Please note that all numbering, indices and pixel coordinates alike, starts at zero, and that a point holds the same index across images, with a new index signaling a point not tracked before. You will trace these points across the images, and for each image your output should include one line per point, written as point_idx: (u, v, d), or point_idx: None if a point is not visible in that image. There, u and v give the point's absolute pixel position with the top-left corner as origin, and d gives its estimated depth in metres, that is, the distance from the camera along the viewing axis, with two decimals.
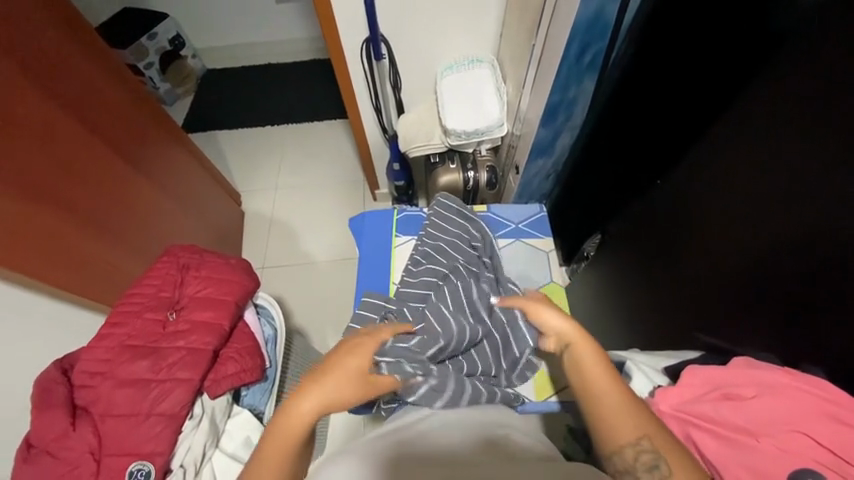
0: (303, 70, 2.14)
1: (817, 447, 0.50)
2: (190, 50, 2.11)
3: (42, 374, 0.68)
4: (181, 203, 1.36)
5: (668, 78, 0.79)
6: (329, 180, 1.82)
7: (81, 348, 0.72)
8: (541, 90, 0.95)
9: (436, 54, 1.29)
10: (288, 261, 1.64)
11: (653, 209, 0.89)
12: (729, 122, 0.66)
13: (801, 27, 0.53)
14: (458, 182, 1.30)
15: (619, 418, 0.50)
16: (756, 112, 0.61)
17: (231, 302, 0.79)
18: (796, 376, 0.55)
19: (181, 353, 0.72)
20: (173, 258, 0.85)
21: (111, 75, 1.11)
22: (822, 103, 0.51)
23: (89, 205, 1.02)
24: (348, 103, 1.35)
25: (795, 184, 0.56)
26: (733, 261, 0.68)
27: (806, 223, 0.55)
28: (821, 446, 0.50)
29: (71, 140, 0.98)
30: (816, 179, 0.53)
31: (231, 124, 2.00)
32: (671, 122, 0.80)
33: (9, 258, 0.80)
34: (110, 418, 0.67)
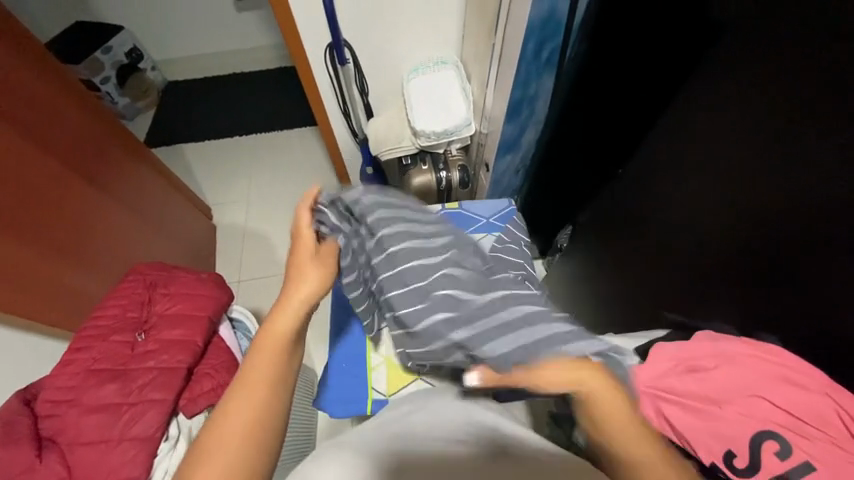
0: (269, 78, 2.11)
1: (776, 409, 0.53)
2: (149, 63, 2.04)
3: (1, 407, 0.64)
4: (147, 220, 1.31)
5: (617, 69, 0.81)
6: (302, 188, 1.79)
7: (44, 376, 0.69)
8: (504, 86, 0.97)
9: (402, 57, 1.30)
10: (265, 273, 1.60)
11: (618, 196, 0.92)
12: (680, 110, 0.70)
13: (735, 20, 0.57)
14: (431, 183, 1.31)
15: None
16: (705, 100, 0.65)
17: (203, 318, 0.77)
18: (756, 345, 0.58)
19: (152, 373, 0.70)
20: (140, 277, 0.82)
21: (65, 91, 1.07)
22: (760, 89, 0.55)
23: (46, 228, 0.97)
24: (315, 109, 1.34)
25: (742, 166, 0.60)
26: (693, 242, 0.72)
27: (757, 200, 0.58)
28: (779, 408, 0.53)
29: (25, 161, 0.93)
30: (762, 159, 0.57)
31: (196, 136, 1.95)
32: (628, 112, 0.83)
33: None
34: (79, 446, 0.64)
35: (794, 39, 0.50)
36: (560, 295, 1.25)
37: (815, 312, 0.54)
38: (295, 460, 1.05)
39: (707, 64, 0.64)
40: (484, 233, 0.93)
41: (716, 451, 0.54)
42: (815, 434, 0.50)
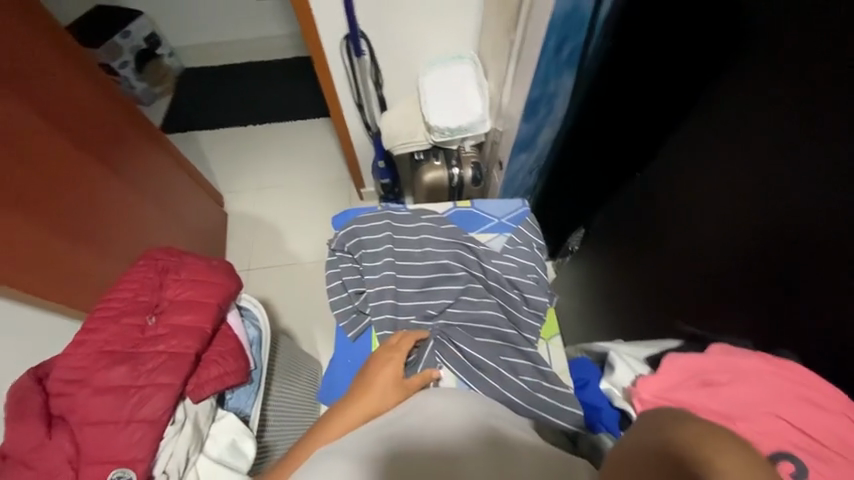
0: (284, 68, 2.11)
1: (792, 429, 0.51)
2: (167, 49, 2.05)
3: (15, 383, 0.65)
4: (160, 205, 1.33)
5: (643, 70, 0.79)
6: (314, 179, 1.80)
7: (57, 355, 0.70)
8: (523, 84, 0.96)
9: (418, 51, 1.29)
10: (274, 262, 1.62)
11: (633, 201, 0.90)
12: (705, 115, 0.68)
13: (766, 24, 0.55)
14: (443, 179, 1.30)
15: None
16: (729, 105, 0.63)
17: (213, 305, 0.78)
18: (772, 362, 0.57)
19: (161, 357, 0.71)
20: (152, 262, 0.83)
21: (83, 74, 1.07)
22: (789, 97, 0.53)
23: (62, 209, 0.99)
24: (330, 101, 1.34)
25: (766, 176, 0.58)
26: (710, 252, 0.70)
27: (780, 212, 0.56)
28: (795, 427, 0.51)
29: (40, 143, 0.94)
30: (787, 170, 0.54)
31: (211, 124, 1.96)
32: (650, 115, 0.81)
33: None
34: (88, 426, 0.65)
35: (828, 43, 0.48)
36: (568, 297, 1.24)
37: (836, 331, 0.52)
38: None
39: (735, 69, 0.61)
40: (494, 233, 0.92)
41: None
42: (832, 457, 0.48)
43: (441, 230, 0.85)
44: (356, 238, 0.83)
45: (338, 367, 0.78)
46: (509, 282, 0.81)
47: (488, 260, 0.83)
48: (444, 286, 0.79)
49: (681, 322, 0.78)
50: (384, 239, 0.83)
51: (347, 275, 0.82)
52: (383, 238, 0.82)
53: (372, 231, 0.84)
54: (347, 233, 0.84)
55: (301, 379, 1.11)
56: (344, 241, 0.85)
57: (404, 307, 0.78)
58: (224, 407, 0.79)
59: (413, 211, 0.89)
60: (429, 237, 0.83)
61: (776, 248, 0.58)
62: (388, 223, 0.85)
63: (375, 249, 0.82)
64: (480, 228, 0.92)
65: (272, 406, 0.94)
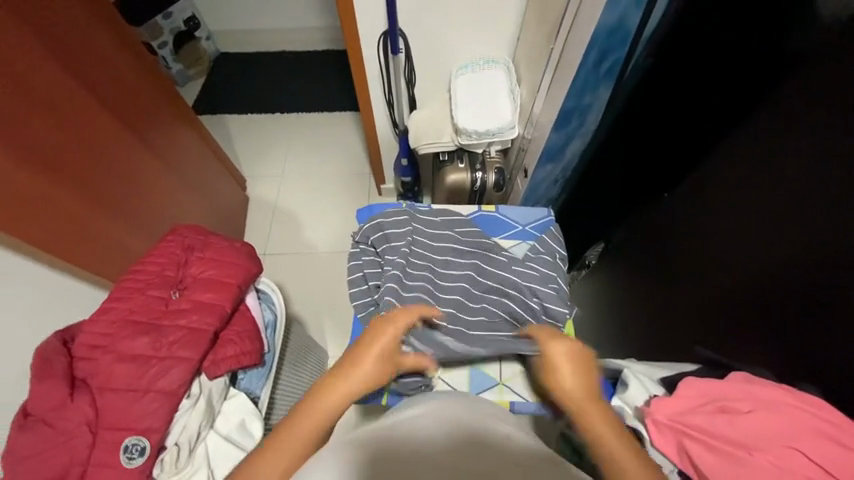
0: (316, 60, 2.14)
1: (811, 465, 0.51)
2: (204, 32, 2.09)
3: (43, 344, 0.68)
4: (188, 186, 1.36)
5: (682, 89, 0.78)
6: (335, 171, 1.82)
7: (84, 320, 0.73)
8: (556, 94, 0.95)
9: (451, 53, 1.30)
10: (290, 249, 1.64)
11: (658, 220, 0.89)
12: (741, 139, 0.67)
13: (814, 50, 0.54)
14: (466, 182, 1.30)
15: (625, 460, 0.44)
16: (767, 131, 0.62)
17: (233, 285, 0.80)
18: (796, 395, 0.56)
19: (182, 332, 0.73)
20: (179, 238, 0.85)
21: (123, 49, 1.10)
22: (835, 125, 0.52)
23: (98, 180, 1.02)
24: (361, 95, 1.35)
25: (802, 204, 0.56)
26: (735, 279, 0.69)
27: (813, 244, 0.55)
28: (814, 463, 0.51)
29: (82, 115, 0.97)
30: (826, 202, 0.53)
31: (240, 109, 2.00)
32: (685, 136, 0.79)
33: (15, 227, 0.81)
34: (108, 391, 0.67)
35: None
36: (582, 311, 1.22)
37: None
38: None
39: (776, 95, 0.60)
40: (515, 240, 0.92)
41: None
42: None
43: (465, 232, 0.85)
44: (380, 234, 0.84)
45: None
46: (528, 289, 0.81)
47: (508, 265, 0.83)
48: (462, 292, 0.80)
49: (700, 347, 0.76)
50: (407, 236, 0.83)
51: (369, 268, 0.83)
52: (407, 239, 0.83)
53: (396, 230, 0.84)
54: (373, 228, 0.85)
55: (308, 367, 1.12)
56: (368, 235, 0.85)
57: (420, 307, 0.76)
58: (236, 386, 0.81)
59: (438, 211, 0.90)
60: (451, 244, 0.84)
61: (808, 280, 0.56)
62: (411, 221, 0.86)
63: (398, 248, 0.82)
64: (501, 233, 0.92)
65: (280, 391, 0.95)
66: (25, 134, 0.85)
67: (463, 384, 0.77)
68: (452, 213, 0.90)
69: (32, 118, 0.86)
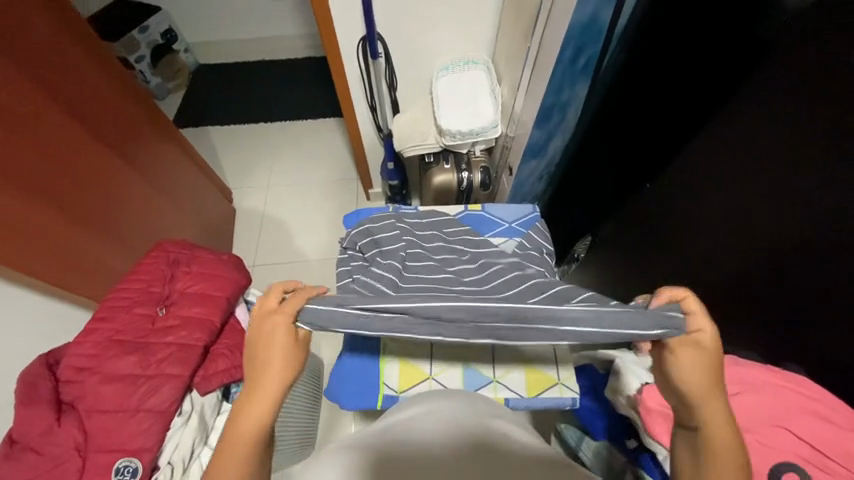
0: (297, 68, 2.13)
1: (801, 443, 0.53)
2: (183, 45, 2.07)
3: (26, 369, 0.66)
4: (173, 200, 1.34)
5: (656, 83, 0.80)
6: (322, 179, 1.81)
7: (69, 342, 0.71)
8: (536, 91, 0.97)
9: (432, 55, 1.30)
10: (280, 259, 1.63)
11: (642, 211, 0.90)
12: (715, 129, 0.69)
13: (780, 38, 0.56)
14: (452, 182, 1.30)
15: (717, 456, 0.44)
16: (740, 119, 0.63)
17: (221, 298, 0.79)
18: (784, 375, 0.57)
19: (171, 348, 0.72)
20: (164, 254, 0.84)
21: (101, 66, 1.09)
22: (806, 109, 0.53)
23: (78, 199, 1.00)
24: (343, 101, 1.35)
25: (779, 186, 0.58)
26: (719, 264, 0.70)
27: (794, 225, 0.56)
28: (804, 441, 0.53)
29: (62, 135, 0.96)
30: (800, 186, 0.55)
31: (223, 120, 1.98)
32: (662, 127, 0.81)
33: None
34: (96, 414, 0.65)
35: (843, 63, 0.48)
36: None
37: None
38: (296, 448, 1.08)
39: (745, 84, 0.62)
40: (504, 237, 0.92)
41: None
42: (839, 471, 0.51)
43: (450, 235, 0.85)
44: (370, 239, 0.84)
45: (346, 366, 0.78)
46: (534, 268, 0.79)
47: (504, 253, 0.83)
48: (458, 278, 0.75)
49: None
50: (400, 239, 0.82)
51: (357, 274, 0.82)
52: (396, 241, 0.82)
53: (384, 233, 0.84)
54: (361, 232, 0.86)
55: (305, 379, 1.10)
56: (357, 241, 0.85)
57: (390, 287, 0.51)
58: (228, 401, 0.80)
59: (424, 215, 0.91)
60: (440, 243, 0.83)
61: (790, 262, 0.58)
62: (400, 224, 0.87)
63: (387, 249, 0.81)
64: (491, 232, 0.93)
65: None
66: (6, 156, 0.83)
67: (457, 383, 0.76)
68: (438, 216, 0.90)
69: (13, 139, 0.85)
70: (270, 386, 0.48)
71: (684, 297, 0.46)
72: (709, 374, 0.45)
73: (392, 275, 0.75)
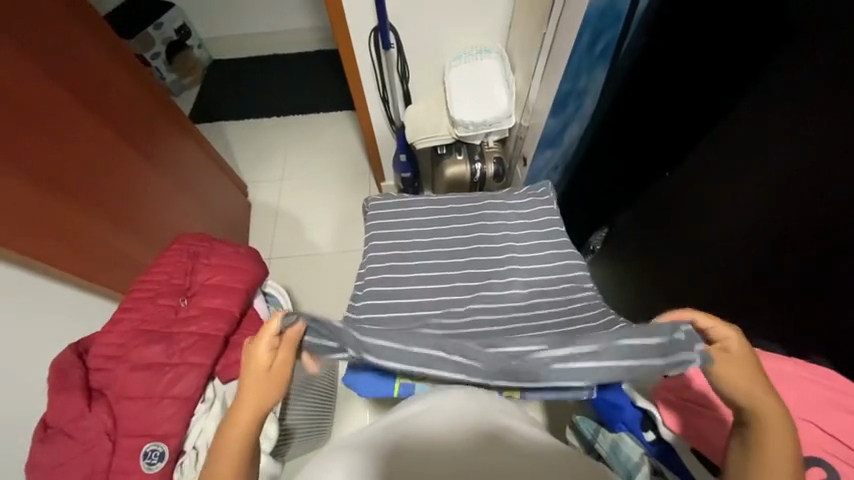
0: (308, 61, 2.13)
1: (836, 442, 0.53)
2: (196, 41, 2.09)
3: (58, 358, 0.69)
4: (190, 194, 1.37)
5: (684, 69, 0.75)
6: (334, 172, 1.82)
7: (96, 332, 0.74)
8: (553, 78, 0.95)
9: (444, 45, 1.29)
10: (294, 252, 1.65)
11: (661, 201, 0.89)
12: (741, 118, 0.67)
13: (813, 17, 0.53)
14: (465, 174, 1.29)
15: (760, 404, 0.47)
16: (782, 111, 0.60)
17: (241, 290, 0.81)
18: (806, 367, 0.57)
19: (193, 338, 0.74)
20: (184, 246, 0.86)
21: (115, 57, 1.10)
22: (839, 90, 0.51)
23: (99, 194, 1.02)
24: (356, 94, 1.35)
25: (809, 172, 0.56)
26: (744, 259, 0.69)
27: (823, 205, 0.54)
28: (839, 441, 0.53)
29: (80, 127, 0.98)
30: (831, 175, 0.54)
31: (236, 114, 2.00)
32: (685, 114, 0.78)
33: (11, 240, 0.81)
34: (124, 400, 0.68)
35: None
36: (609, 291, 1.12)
37: None
38: (310, 437, 1.09)
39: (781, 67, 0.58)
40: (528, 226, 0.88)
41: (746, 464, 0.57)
42: None
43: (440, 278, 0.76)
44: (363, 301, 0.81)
45: None
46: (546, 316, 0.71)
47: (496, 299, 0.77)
48: (482, 232, 0.88)
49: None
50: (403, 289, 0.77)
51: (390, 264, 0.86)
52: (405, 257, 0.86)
53: (389, 215, 0.92)
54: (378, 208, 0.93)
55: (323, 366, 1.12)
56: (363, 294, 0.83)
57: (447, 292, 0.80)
58: None
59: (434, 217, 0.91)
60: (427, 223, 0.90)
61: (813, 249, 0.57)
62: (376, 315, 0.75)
63: (394, 233, 0.89)
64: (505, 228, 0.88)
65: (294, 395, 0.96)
66: (27, 148, 0.86)
67: None
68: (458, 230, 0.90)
69: (33, 131, 0.88)
70: (265, 396, 0.51)
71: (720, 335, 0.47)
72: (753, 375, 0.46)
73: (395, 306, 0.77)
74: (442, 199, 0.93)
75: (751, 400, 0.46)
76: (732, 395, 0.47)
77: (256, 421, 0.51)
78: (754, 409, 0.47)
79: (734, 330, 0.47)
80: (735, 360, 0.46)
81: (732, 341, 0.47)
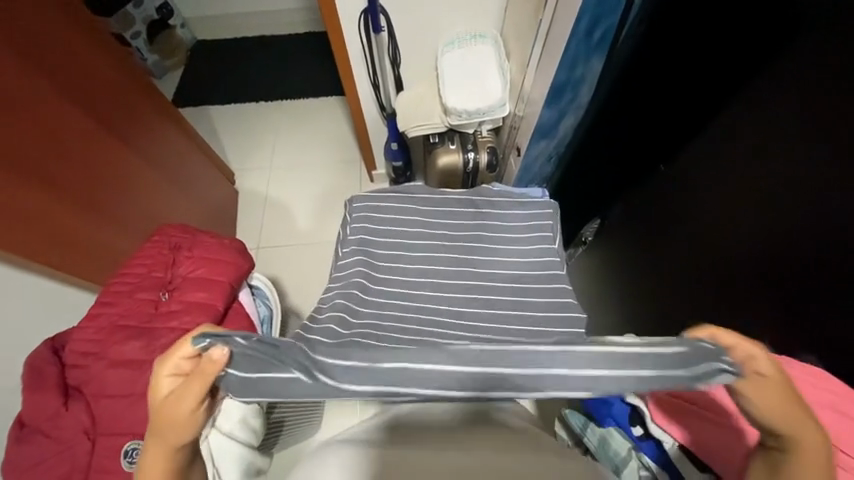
0: (296, 43, 2.06)
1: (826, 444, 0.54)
2: (179, 20, 2.00)
3: (33, 353, 0.67)
4: (173, 181, 1.32)
5: (688, 55, 0.71)
6: (324, 160, 1.77)
7: (73, 328, 0.71)
8: (547, 68, 0.92)
9: (437, 28, 1.24)
10: (282, 242, 1.61)
11: (656, 194, 0.87)
12: (737, 115, 0.65)
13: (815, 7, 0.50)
14: (458, 164, 1.27)
15: (801, 428, 0.40)
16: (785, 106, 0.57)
17: (224, 284, 0.78)
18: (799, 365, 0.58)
19: (173, 334, 0.71)
20: (165, 238, 0.83)
21: (78, 24, 1.01)
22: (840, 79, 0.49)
23: (76, 182, 0.98)
24: (344, 77, 1.29)
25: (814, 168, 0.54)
26: (737, 255, 0.68)
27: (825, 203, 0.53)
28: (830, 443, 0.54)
29: (47, 106, 0.91)
30: (822, 178, 0.53)
31: (222, 98, 1.93)
32: (679, 104, 0.76)
33: None
34: (103, 398, 0.66)
35: None
36: (597, 287, 1.14)
37: None
38: (298, 426, 1.07)
39: (787, 58, 0.55)
40: (532, 232, 0.74)
41: None
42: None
43: (424, 263, 0.70)
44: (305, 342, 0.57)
45: None
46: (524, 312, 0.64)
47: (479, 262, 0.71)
48: (482, 232, 0.74)
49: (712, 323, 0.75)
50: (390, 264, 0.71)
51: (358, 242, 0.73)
52: (390, 246, 0.73)
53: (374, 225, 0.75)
54: (361, 218, 0.76)
55: None
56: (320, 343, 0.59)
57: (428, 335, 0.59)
58: None
59: (421, 200, 0.77)
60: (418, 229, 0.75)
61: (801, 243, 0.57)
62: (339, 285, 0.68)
63: (379, 260, 0.72)
64: (504, 231, 0.74)
65: None
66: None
67: None
68: (432, 199, 0.77)
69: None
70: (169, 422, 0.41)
71: (723, 337, 0.40)
72: (778, 386, 0.39)
73: (371, 272, 0.69)
74: (428, 199, 0.78)
75: (789, 426, 0.40)
76: (761, 417, 0.40)
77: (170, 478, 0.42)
78: (794, 442, 0.41)
79: (754, 348, 0.39)
80: (770, 382, 0.40)
81: (764, 365, 0.39)
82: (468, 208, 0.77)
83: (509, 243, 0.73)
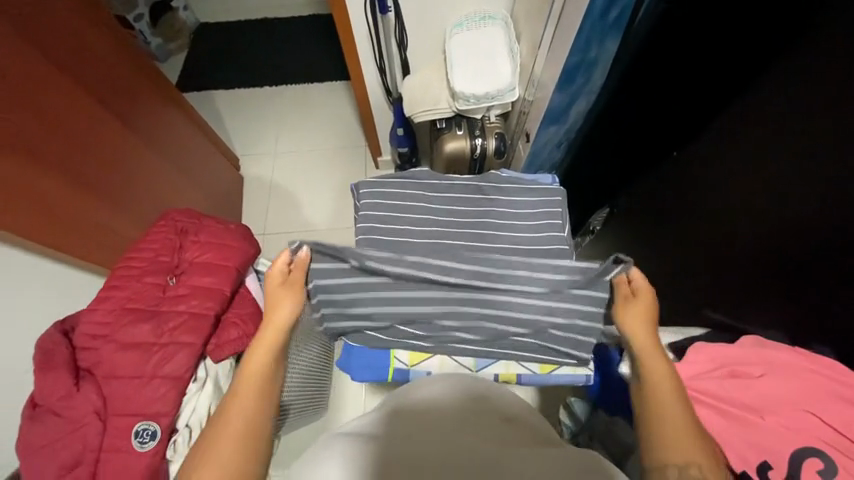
0: (301, 26, 2.02)
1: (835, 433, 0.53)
2: (182, 2, 1.96)
3: (43, 335, 0.67)
4: (177, 166, 1.31)
5: (712, 33, 0.67)
6: (329, 146, 1.76)
7: (81, 310, 0.72)
8: (559, 50, 0.89)
9: (445, 8, 1.20)
10: (287, 228, 1.61)
11: (668, 182, 0.86)
12: (756, 101, 0.63)
13: None
14: (465, 150, 1.24)
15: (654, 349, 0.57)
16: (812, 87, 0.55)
17: (231, 268, 0.78)
18: (812, 357, 0.57)
19: (182, 317, 0.72)
20: (171, 222, 0.83)
21: (77, 2, 0.99)
22: None
23: (82, 166, 0.97)
24: (350, 60, 1.27)
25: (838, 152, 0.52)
26: (750, 244, 0.67)
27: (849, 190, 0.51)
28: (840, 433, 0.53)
29: (51, 88, 0.90)
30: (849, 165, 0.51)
31: (226, 82, 1.91)
32: (697, 87, 0.73)
33: None
34: (113, 379, 0.67)
35: None
36: None
37: None
38: (305, 411, 1.09)
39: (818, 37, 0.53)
40: (541, 219, 0.73)
41: (750, 461, 0.55)
42: None
43: (434, 250, 0.70)
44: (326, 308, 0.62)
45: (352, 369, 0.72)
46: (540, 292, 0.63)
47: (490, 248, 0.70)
48: (489, 219, 0.73)
49: (723, 313, 0.74)
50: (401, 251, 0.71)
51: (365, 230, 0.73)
52: (398, 232, 0.72)
53: (382, 210, 0.74)
54: (368, 205, 0.75)
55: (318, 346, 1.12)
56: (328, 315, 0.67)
57: (441, 260, 0.63)
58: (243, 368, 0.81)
59: (426, 185, 0.76)
60: (426, 215, 0.74)
61: (820, 232, 0.56)
62: None
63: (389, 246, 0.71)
64: (511, 218, 0.73)
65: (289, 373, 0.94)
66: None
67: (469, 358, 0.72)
68: (437, 185, 0.76)
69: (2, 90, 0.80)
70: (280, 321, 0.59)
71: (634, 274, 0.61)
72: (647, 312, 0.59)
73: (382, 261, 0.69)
74: (433, 184, 0.76)
75: (641, 338, 0.58)
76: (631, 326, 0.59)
77: (265, 376, 0.55)
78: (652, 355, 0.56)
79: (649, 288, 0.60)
80: (640, 298, 0.60)
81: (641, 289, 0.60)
82: (475, 192, 0.76)
83: (517, 229, 0.72)
